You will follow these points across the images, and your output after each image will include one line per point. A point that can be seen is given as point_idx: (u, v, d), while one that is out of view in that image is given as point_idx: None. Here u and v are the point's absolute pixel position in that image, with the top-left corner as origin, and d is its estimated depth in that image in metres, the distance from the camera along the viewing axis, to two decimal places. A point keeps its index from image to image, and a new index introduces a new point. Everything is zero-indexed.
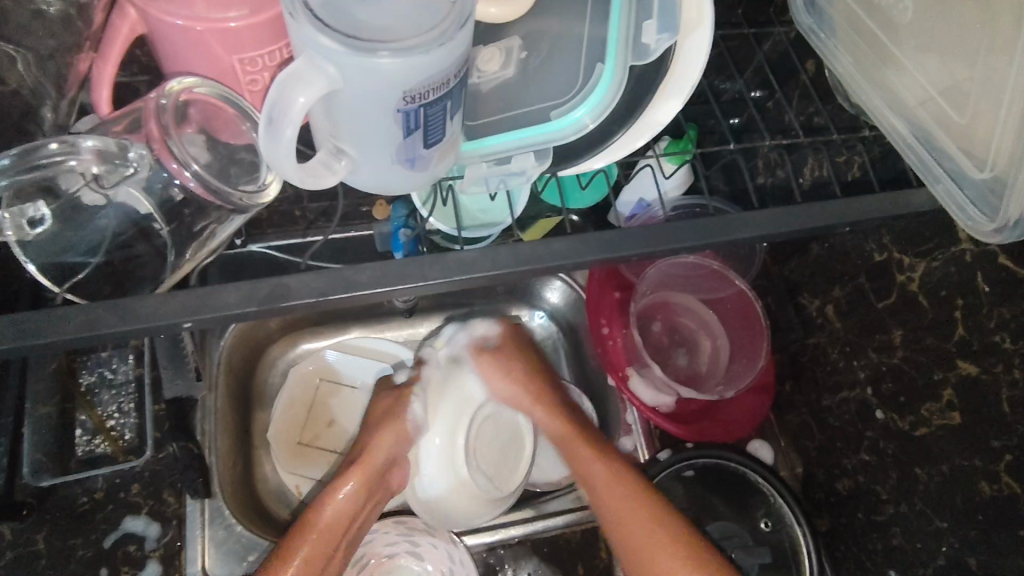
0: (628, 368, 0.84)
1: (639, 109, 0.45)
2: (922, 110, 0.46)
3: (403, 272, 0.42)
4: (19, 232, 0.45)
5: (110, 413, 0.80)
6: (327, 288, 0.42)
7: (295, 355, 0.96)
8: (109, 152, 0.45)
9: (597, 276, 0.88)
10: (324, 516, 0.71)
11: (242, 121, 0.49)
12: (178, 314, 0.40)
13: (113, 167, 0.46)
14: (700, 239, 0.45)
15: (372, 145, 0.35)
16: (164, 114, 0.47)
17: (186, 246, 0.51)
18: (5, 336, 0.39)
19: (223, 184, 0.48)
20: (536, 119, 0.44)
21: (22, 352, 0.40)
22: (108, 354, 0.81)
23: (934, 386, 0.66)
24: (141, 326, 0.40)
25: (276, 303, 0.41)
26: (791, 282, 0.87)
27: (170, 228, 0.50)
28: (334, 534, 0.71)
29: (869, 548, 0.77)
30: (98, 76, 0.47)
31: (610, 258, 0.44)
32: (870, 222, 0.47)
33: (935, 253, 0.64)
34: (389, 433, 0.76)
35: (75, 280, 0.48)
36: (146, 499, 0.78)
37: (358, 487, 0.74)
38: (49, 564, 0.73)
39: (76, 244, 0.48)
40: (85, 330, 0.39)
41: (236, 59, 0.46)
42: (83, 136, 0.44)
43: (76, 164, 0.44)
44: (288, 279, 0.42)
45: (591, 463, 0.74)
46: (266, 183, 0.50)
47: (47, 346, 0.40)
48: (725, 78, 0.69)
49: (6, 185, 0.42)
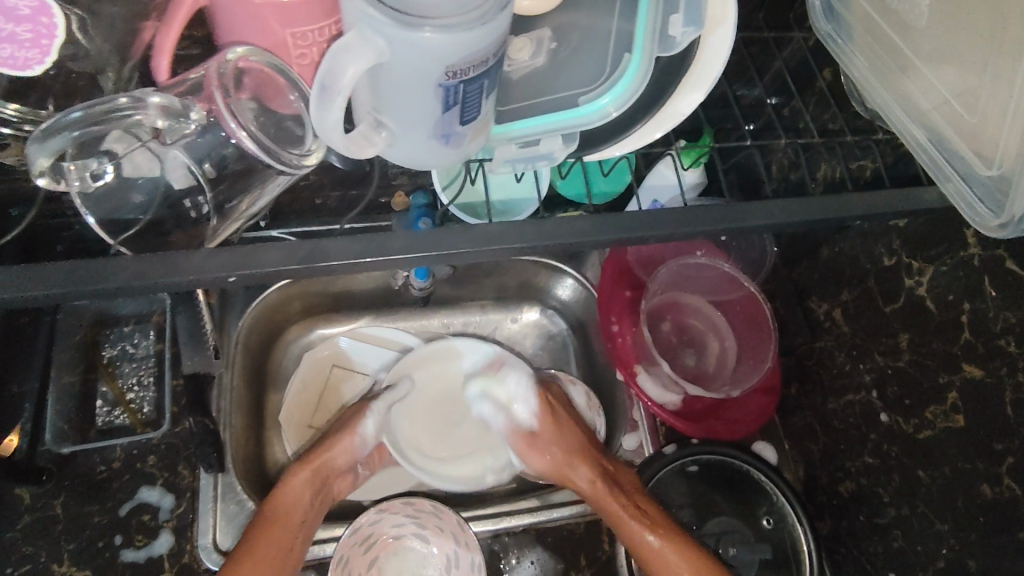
0: (636, 365, 0.86)
1: (662, 101, 0.47)
2: (936, 114, 0.48)
3: (435, 240, 0.44)
4: (83, 184, 0.49)
5: (130, 385, 0.84)
6: (363, 250, 0.44)
7: (310, 340, 0.98)
8: (172, 110, 0.48)
9: (610, 273, 0.92)
10: (284, 499, 0.75)
11: (290, 91, 0.50)
12: (223, 269, 0.42)
13: (174, 124, 0.49)
14: (717, 224, 0.47)
15: (410, 120, 0.37)
16: (223, 81, 0.49)
17: (228, 208, 0.55)
18: (61, 280, 0.41)
19: (276, 145, 0.51)
20: (564, 104, 0.46)
21: (71, 297, 0.42)
22: (131, 329, 0.86)
23: (940, 389, 0.67)
24: (186, 279, 0.42)
25: (315, 262, 0.43)
26: (800, 286, 0.89)
27: (215, 193, 0.54)
28: (290, 518, 0.74)
29: (870, 551, 0.78)
30: (160, 45, 0.51)
31: (632, 238, 0.45)
32: (882, 215, 0.49)
33: (944, 258, 0.65)
34: (340, 442, 0.80)
35: (130, 233, 0.52)
36: (161, 471, 0.80)
37: (310, 479, 0.77)
38: (65, 527, 0.76)
39: (127, 202, 0.52)
40: (137, 280, 0.41)
41: (288, 33, 0.48)
42: (149, 94, 0.48)
43: (142, 118, 0.47)
44: (327, 241, 0.44)
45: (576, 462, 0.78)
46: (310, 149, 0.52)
47: (91, 294, 0.42)
48: (744, 85, 0.70)
49: (78, 135, 0.46)
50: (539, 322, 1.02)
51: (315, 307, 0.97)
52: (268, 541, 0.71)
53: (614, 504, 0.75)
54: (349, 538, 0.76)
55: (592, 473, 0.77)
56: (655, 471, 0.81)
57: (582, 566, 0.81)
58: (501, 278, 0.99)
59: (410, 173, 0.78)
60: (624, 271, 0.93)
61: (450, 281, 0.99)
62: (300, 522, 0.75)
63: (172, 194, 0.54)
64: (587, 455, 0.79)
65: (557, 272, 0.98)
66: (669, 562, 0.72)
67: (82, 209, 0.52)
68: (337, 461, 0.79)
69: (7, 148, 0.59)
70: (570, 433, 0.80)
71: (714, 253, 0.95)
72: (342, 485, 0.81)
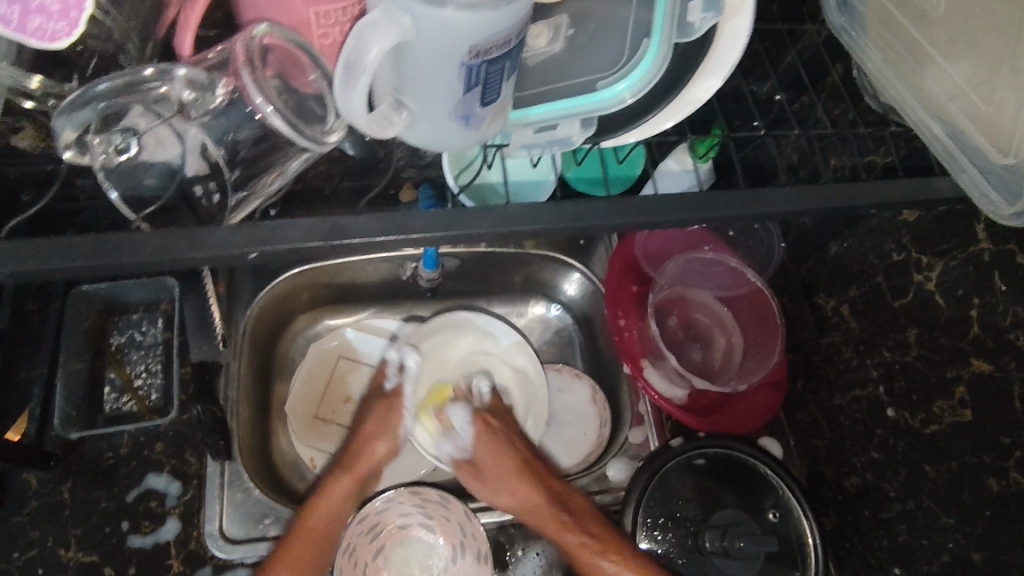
0: (643, 360, 0.87)
1: (679, 87, 0.47)
2: (952, 104, 0.48)
3: (455, 221, 0.44)
4: (108, 157, 0.51)
5: (139, 372, 0.84)
6: (382, 228, 0.44)
7: (318, 330, 0.98)
8: (198, 82, 0.50)
9: (617, 268, 0.92)
10: (318, 511, 0.75)
11: (312, 71, 0.50)
12: (244, 243, 0.43)
13: (201, 97, 0.51)
14: (731, 210, 0.47)
15: (431, 101, 0.37)
16: (248, 56, 0.49)
17: (243, 187, 0.56)
18: (84, 254, 0.41)
19: (299, 121, 0.50)
20: (582, 89, 0.46)
21: (90, 271, 0.42)
22: (139, 316, 0.87)
23: (948, 384, 0.67)
24: (205, 255, 0.42)
25: (337, 241, 0.43)
26: (807, 282, 0.89)
27: (235, 175, 0.55)
28: (323, 527, 0.74)
29: (875, 546, 0.78)
30: (183, 21, 0.52)
31: (647, 222, 0.46)
32: (896, 204, 0.49)
33: (954, 253, 0.65)
34: (384, 442, 0.80)
35: (150, 210, 0.54)
36: (169, 457, 0.80)
37: (352, 486, 0.77)
38: (73, 512, 0.76)
39: (148, 178, 0.53)
40: (159, 254, 0.42)
41: (312, 12, 0.50)
42: (176, 67, 0.50)
43: (168, 90, 0.49)
44: (347, 219, 0.44)
45: (517, 483, 0.77)
46: (330, 131, 0.51)
47: (109, 269, 0.42)
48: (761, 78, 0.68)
49: (103, 108, 0.47)
50: (545, 317, 1.02)
51: (324, 297, 0.97)
52: (300, 552, 0.72)
53: (557, 531, 0.75)
54: (356, 527, 0.78)
55: (535, 503, 0.76)
56: (661, 465, 0.80)
57: None
58: (507, 273, 1.00)
59: (419, 165, 0.78)
60: (632, 266, 0.94)
61: (457, 275, 0.99)
62: (335, 531, 0.75)
63: (183, 181, 0.54)
64: (525, 478, 0.77)
65: (564, 266, 0.98)
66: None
67: (105, 183, 0.53)
68: (379, 462, 0.80)
69: (23, 130, 0.59)
70: (507, 458, 0.78)
71: (721, 248, 0.95)
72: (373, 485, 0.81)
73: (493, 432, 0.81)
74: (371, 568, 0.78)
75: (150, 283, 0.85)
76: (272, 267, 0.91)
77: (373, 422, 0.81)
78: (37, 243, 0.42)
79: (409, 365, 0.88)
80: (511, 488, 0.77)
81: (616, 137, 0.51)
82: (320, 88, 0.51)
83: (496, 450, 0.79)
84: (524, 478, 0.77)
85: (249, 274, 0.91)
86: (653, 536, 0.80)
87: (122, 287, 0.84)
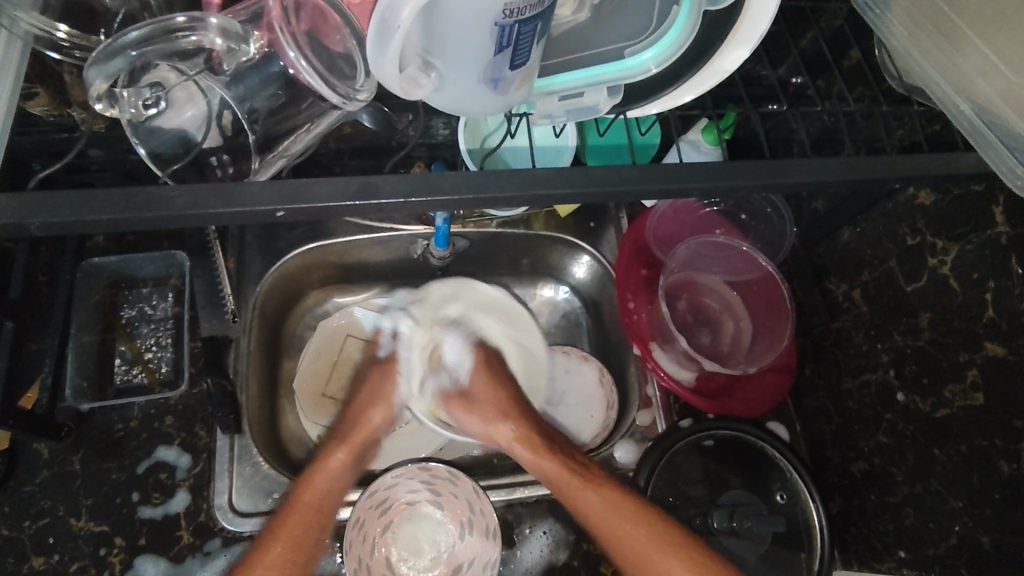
0: (651, 342, 0.87)
1: (707, 56, 0.47)
2: (984, 80, 0.48)
3: (481, 185, 0.44)
4: (137, 113, 0.51)
5: (148, 345, 0.85)
6: (412, 188, 0.44)
7: (327, 309, 0.98)
8: (231, 32, 0.47)
9: (629, 251, 0.92)
10: (318, 482, 0.75)
11: (344, 31, 0.51)
12: (273, 201, 0.42)
13: (232, 49, 0.48)
14: (757, 179, 0.47)
15: (461, 63, 0.37)
16: (283, 11, 0.50)
17: (268, 148, 0.56)
18: (114, 208, 0.41)
19: (331, 78, 0.51)
20: (609, 57, 0.46)
21: (117, 225, 0.42)
22: (148, 291, 0.87)
23: (959, 367, 0.67)
24: (229, 213, 0.42)
25: (366, 200, 0.43)
26: (819, 267, 0.89)
27: (260, 135, 0.56)
28: (322, 499, 0.74)
29: (880, 529, 0.78)
30: None
31: (671, 190, 0.46)
32: (920, 180, 0.49)
33: (969, 237, 0.65)
34: (379, 411, 0.81)
35: (174, 167, 0.53)
36: (178, 431, 0.80)
37: (348, 458, 0.77)
38: (84, 483, 0.77)
39: (169, 136, 0.53)
40: (190, 208, 0.42)
41: None
42: (208, 15, 0.47)
43: (198, 39, 0.46)
44: (376, 179, 0.44)
45: (494, 416, 0.78)
46: (360, 89, 0.51)
47: (135, 222, 0.42)
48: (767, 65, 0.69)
49: (135, 57, 0.45)
50: (554, 300, 1.02)
51: (336, 275, 0.97)
52: (301, 523, 0.72)
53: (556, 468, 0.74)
54: (366, 502, 0.77)
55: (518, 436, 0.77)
56: (670, 446, 0.81)
57: (595, 539, 0.80)
58: (516, 255, 0.99)
59: (429, 145, 0.77)
60: (642, 250, 0.94)
61: (467, 256, 0.99)
62: (337, 500, 0.76)
63: (198, 152, 0.54)
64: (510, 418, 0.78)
65: (572, 249, 0.97)
66: (609, 516, 0.70)
67: (134, 141, 0.53)
68: (373, 428, 0.80)
69: (36, 98, 0.59)
70: (498, 396, 0.79)
71: (733, 233, 0.95)
72: (371, 454, 0.82)
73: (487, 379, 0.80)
74: (381, 543, 0.79)
75: (160, 257, 0.86)
76: (281, 243, 0.91)
77: (366, 392, 0.82)
78: (60, 198, 0.42)
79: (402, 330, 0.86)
80: (490, 421, 0.78)
81: (642, 107, 0.51)
82: (348, 47, 0.51)
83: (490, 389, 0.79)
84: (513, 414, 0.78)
85: (258, 250, 0.90)
86: None
87: (133, 261, 0.85)
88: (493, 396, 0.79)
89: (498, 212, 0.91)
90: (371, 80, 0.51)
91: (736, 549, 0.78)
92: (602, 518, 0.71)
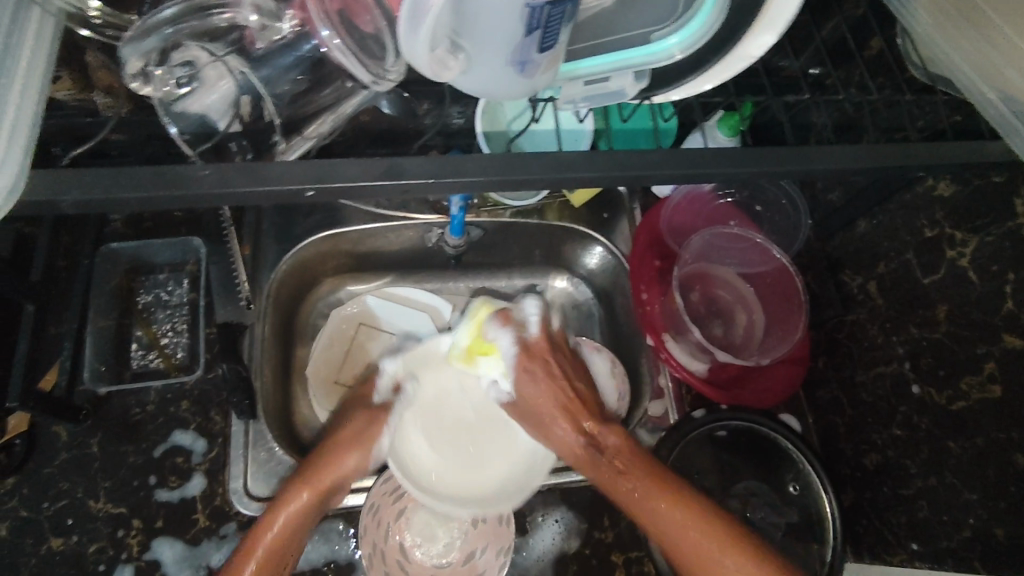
0: (664, 333, 0.87)
1: (731, 42, 0.46)
2: (1011, 69, 0.47)
3: (506, 169, 0.44)
4: (170, 92, 0.52)
5: (164, 331, 0.85)
6: (439, 171, 0.44)
7: (340, 297, 0.98)
8: (265, 10, 0.53)
9: (642, 242, 0.92)
10: (273, 524, 0.68)
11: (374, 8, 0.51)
12: (302, 181, 0.43)
13: (268, 26, 0.53)
14: (781, 165, 0.47)
15: (489, 46, 0.38)
16: None
17: (291, 134, 0.57)
18: (146, 185, 0.42)
19: (360, 59, 0.51)
20: (636, 41, 0.46)
21: (147, 202, 0.42)
22: (165, 277, 0.88)
23: (977, 360, 0.67)
24: (255, 193, 0.42)
25: (394, 180, 0.43)
26: (833, 260, 0.89)
27: (283, 119, 0.56)
28: (281, 544, 0.68)
29: (892, 522, 0.78)
30: None
31: (694, 175, 0.46)
32: (946, 166, 0.49)
33: (989, 229, 0.65)
34: (353, 455, 0.72)
35: (206, 147, 0.54)
36: (194, 415, 0.81)
37: (308, 501, 0.69)
38: (102, 466, 0.78)
39: (196, 117, 0.53)
40: (220, 187, 0.42)
41: None
42: None
43: (232, 15, 0.52)
44: (403, 160, 0.44)
45: (551, 420, 0.71)
46: (390, 71, 0.52)
47: (164, 200, 0.42)
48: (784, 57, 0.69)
49: (169, 33, 0.51)
50: (566, 291, 1.02)
51: (350, 263, 0.97)
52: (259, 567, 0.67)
53: (602, 475, 0.69)
54: (382, 486, 0.78)
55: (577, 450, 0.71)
56: (684, 435, 0.81)
57: (607, 527, 0.81)
58: (528, 245, 0.99)
59: (446, 133, 0.77)
60: (656, 241, 0.94)
61: (480, 245, 0.99)
62: (299, 540, 0.70)
63: (220, 137, 0.54)
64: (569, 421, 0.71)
65: (585, 240, 0.97)
66: (660, 522, 0.64)
67: (166, 123, 0.53)
68: (342, 467, 0.71)
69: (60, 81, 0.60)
70: (555, 400, 0.70)
71: (746, 225, 0.95)
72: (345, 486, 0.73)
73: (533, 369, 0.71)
74: (394, 528, 0.79)
75: (177, 243, 0.86)
76: (296, 231, 0.91)
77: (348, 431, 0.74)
78: (92, 175, 0.42)
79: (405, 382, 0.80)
80: (547, 431, 0.72)
81: (666, 92, 0.51)
82: (379, 28, 0.51)
83: (546, 391, 0.71)
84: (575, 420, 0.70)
85: (273, 238, 0.91)
86: None
87: (150, 247, 0.86)
88: (546, 400, 0.71)
89: (512, 201, 0.91)
90: (400, 61, 0.52)
91: None
92: (655, 523, 0.65)
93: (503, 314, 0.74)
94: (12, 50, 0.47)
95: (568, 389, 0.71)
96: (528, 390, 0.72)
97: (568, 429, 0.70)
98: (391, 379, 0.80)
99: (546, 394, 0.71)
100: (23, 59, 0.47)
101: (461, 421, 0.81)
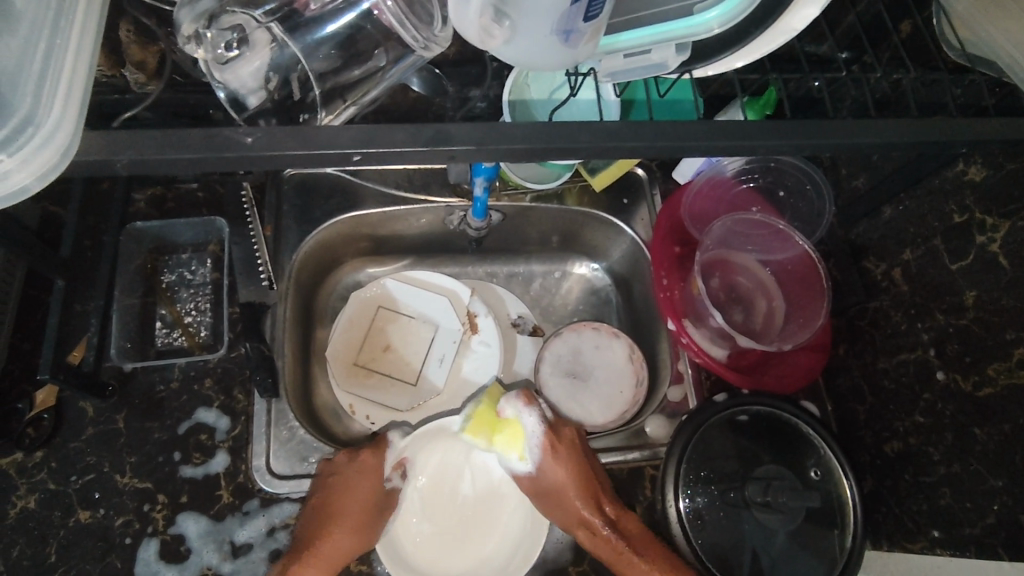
0: (684, 318, 0.87)
1: (777, 13, 0.49)
2: None
3: (548, 136, 0.44)
4: (218, 54, 0.54)
5: (188, 310, 0.86)
6: (484, 137, 0.44)
7: (360, 280, 0.99)
8: None
9: (663, 227, 0.92)
10: None
11: None
12: (349, 145, 0.43)
13: None
14: (821, 139, 0.47)
15: (534, 13, 0.39)
16: None
17: (331, 103, 0.57)
18: (191, 147, 0.42)
19: (411, 18, 0.53)
20: (678, 14, 0.47)
21: (195, 164, 0.42)
22: (188, 256, 0.89)
23: (1006, 346, 0.66)
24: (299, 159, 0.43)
25: (440, 146, 0.43)
26: (857, 246, 0.89)
27: (323, 87, 0.56)
28: None
29: (913, 509, 0.77)
30: None
31: (737, 146, 0.46)
32: (988, 143, 0.48)
33: (1020, 213, 0.64)
34: (364, 537, 0.76)
35: (246, 114, 0.55)
36: (217, 394, 0.81)
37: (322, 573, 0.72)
38: (127, 442, 0.78)
39: (241, 84, 0.55)
40: (266, 150, 0.42)
41: None
42: None
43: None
44: (448, 126, 0.44)
45: (565, 494, 0.79)
46: (435, 35, 0.54)
47: (210, 165, 0.43)
48: (814, 40, 0.71)
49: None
50: (585, 277, 1.03)
51: (372, 248, 0.98)
52: None
53: (612, 552, 0.75)
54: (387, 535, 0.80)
55: (581, 527, 0.78)
56: (705, 420, 0.80)
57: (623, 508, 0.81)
58: (548, 231, 0.99)
59: None
60: (677, 226, 0.93)
61: (501, 232, 0.98)
62: None
63: (253, 111, 0.55)
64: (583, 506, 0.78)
65: (604, 225, 0.97)
66: None
67: (214, 86, 0.56)
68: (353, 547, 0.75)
69: None
70: (570, 478, 0.79)
71: (769, 211, 0.94)
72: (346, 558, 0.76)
73: (556, 453, 0.81)
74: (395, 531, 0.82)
75: (200, 223, 0.87)
76: (316, 214, 0.90)
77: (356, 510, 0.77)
78: (141, 138, 0.42)
79: (411, 463, 0.85)
80: (557, 503, 0.79)
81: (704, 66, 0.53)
82: None
83: (563, 475, 0.79)
84: (587, 496, 0.78)
85: (294, 218, 0.90)
86: (692, 491, 0.79)
87: (174, 227, 0.86)
88: (561, 479, 0.79)
89: (534, 184, 0.89)
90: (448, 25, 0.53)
91: (767, 521, 0.78)
92: None
93: (529, 395, 0.84)
94: (65, 13, 0.46)
95: (590, 476, 0.79)
96: (546, 471, 0.80)
97: (581, 504, 0.78)
98: (398, 455, 0.84)
99: (559, 474, 0.79)
100: (77, 22, 0.46)
101: (454, 497, 0.85)
